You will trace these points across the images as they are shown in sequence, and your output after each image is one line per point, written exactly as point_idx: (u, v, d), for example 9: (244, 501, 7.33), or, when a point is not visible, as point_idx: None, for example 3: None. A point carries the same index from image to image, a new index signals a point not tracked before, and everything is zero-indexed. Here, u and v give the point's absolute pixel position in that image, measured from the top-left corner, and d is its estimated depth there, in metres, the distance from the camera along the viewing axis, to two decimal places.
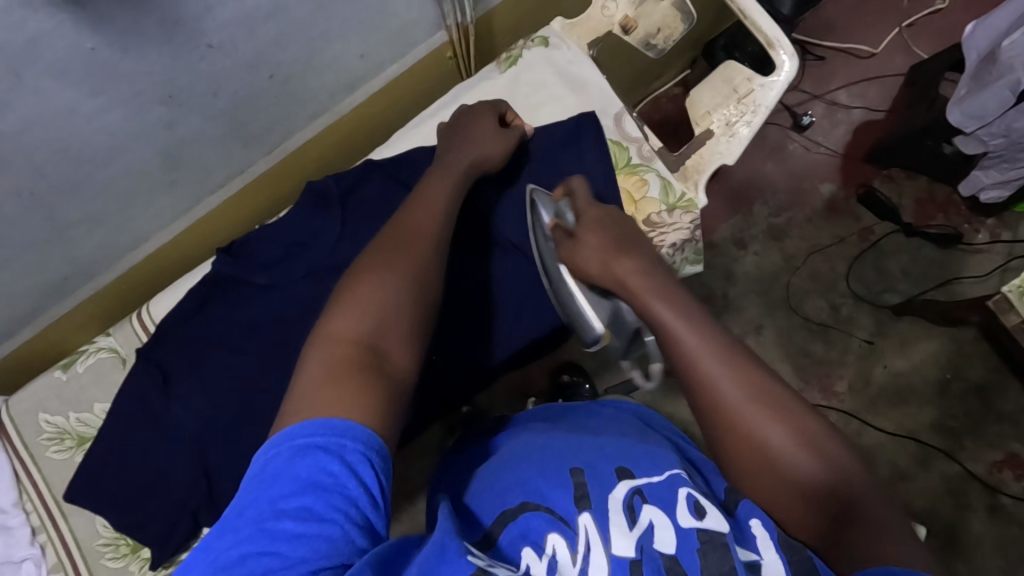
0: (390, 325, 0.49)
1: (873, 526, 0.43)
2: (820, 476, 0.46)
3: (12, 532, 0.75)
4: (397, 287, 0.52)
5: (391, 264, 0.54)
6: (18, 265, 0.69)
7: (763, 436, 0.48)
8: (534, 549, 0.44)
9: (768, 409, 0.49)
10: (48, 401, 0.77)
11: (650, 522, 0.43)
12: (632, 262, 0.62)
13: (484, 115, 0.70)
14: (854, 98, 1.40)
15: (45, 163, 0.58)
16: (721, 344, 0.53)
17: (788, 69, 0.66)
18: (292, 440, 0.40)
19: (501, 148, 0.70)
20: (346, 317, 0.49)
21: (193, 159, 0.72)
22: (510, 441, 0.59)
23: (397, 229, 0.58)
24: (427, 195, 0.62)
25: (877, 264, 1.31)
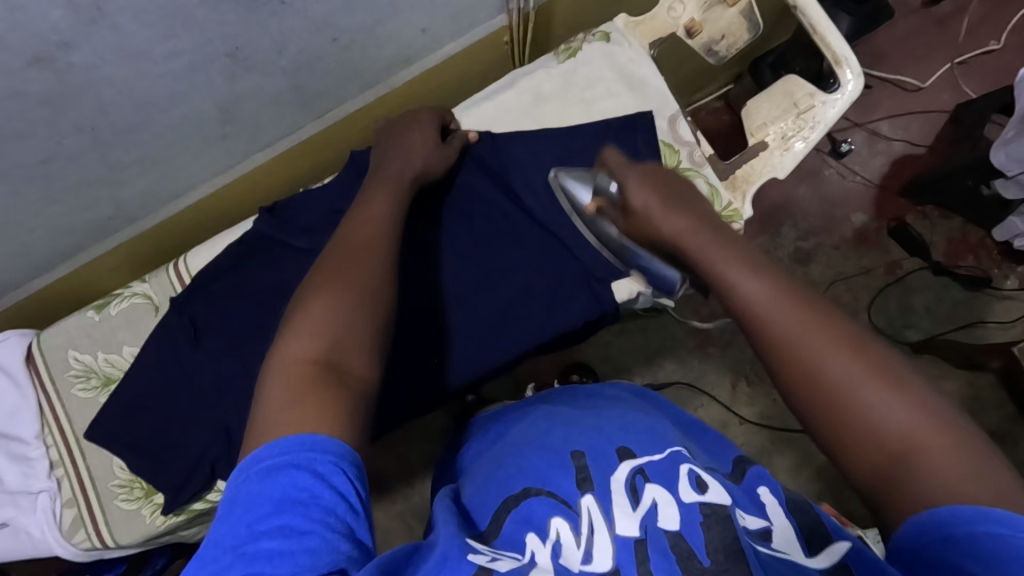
0: (345, 340, 0.46)
1: (945, 470, 0.39)
2: (897, 421, 0.41)
3: (31, 464, 0.77)
4: (349, 302, 0.48)
5: (343, 275, 0.51)
6: (65, 202, 0.70)
7: (829, 378, 0.44)
8: (537, 535, 0.44)
9: (839, 353, 0.45)
10: (78, 338, 0.78)
11: (653, 501, 0.43)
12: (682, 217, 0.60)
13: (421, 122, 0.70)
14: (896, 129, 1.39)
15: (108, 100, 0.59)
16: (790, 289, 0.49)
17: (852, 88, 0.65)
18: (259, 463, 0.39)
19: (441, 157, 0.70)
20: (300, 336, 0.46)
21: (247, 115, 0.72)
22: (518, 426, 0.58)
23: (342, 248, 0.54)
24: (367, 211, 0.58)
25: (901, 299, 1.30)
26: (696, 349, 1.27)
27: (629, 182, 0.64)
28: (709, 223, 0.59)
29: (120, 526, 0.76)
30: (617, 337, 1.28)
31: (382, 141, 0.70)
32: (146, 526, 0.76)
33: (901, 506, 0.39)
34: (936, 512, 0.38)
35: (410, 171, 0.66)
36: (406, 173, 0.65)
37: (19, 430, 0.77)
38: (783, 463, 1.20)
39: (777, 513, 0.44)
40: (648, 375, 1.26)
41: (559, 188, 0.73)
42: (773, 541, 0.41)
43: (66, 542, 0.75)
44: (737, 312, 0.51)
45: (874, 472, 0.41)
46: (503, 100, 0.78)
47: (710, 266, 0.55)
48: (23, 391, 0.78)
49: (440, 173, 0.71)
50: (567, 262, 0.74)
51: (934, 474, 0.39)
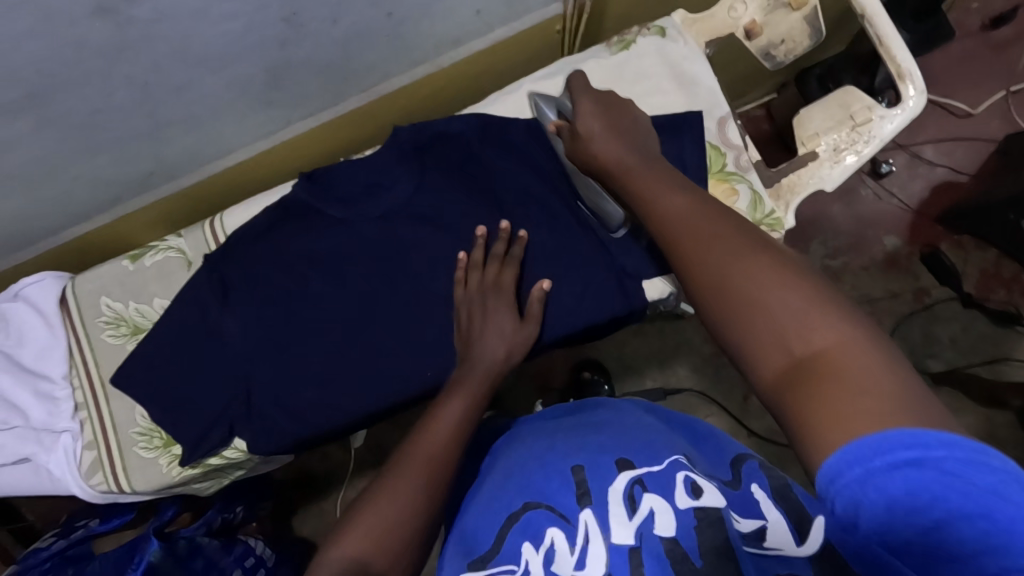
0: (388, 537, 0.50)
1: (854, 374, 0.36)
2: (803, 325, 0.39)
3: (57, 403, 0.78)
4: (410, 497, 0.53)
5: (411, 474, 0.54)
6: (110, 154, 0.70)
7: (737, 284, 0.43)
8: (532, 544, 0.47)
9: (750, 261, 0.43)
10: (110, 286, 0.80)
11: (649, 509, 0.44)
12: (622, 147, 0.61)
13: (501, 309, 0.69)
14: (941, 155, 1.35)
15: (164, 58, 0.59)
16: (714, 209, 0.49)
17: (913, 104, 0.63)
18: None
19: (520, 339, 0.69)
20: (359, 526, 0.51)
21: (295, 82, 0.72)
22: (520, 442, 0.60)
23: (412, 449, 0.57)
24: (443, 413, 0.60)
25: (926, 327, 1.28)
26: (712, 358, 1.26)
27: (580, 109, 0.67)
28: (652, 162, 0.60)
29: (137, 472, 0.77)
30: (634, 338, 1.27)
31: (465, 328, 0.70)
32: (162, 476, 0.77)
33: (801, 408, 0.36)
34: (842, 410, 0.34)
35: (489, 356, 0.67)
36: (488, 375, 0.65)
37: (47, 369, 0.79)
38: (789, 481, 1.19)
39: (769, 509, 0.44)
40: (661, 379, 1.25)
41: (535, 110, 0.75)
42: (767, 539, 0.41)
43: (83, 483, 0.77)
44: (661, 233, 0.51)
45: (780, 379, 0.38)
46: (550, 86, 0.77)
47: (642, 194, 0.55)
48: (54, 331, 0.79)
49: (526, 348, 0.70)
50: (599, 255, 0.73)
51: (844, 377, 0.36)
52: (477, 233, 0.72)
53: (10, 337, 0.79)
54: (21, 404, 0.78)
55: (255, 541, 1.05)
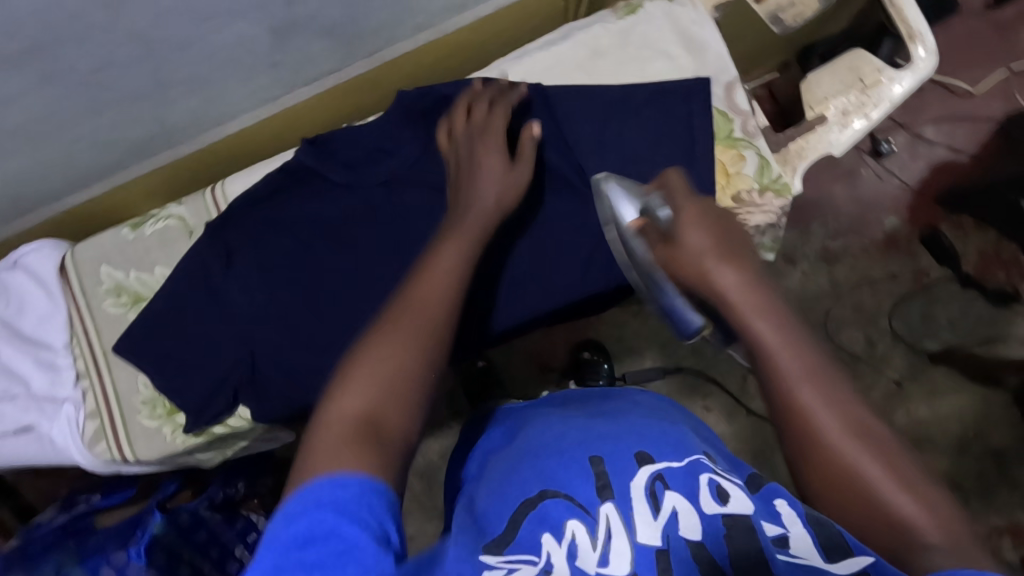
0: (390, 396, 0.47)
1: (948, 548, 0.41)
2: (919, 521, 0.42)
3: (58, 372, 0.78)
4: (404, 352, 0.48)
5: (400, 327, 0.49)
6: (111, 114, 0.69)
7: (863, 484, 0.43)
8: (554, 535, 0.45)
9: (862, 448, 0.44)
10: (111, 255, 0.79)
11: (673, 509, 0.44)
12: (736, 272, 0.51)
13: (490, 151, 0.63)
14: (941, 134, 1.35)
15: (165, 14, 0.58)
16: (824, 371, 0.47)
17: (924, 64, 0.64)
18: (291, 505, 0.41)
19: (513, 180, 0.62)
20: (351, 392, 0.46)
21: (297, 44, 0.71)
22: (527, 428, 0.60)
23: (401, 302, 0.51)
24: (437, 257, 0.54)
25: (925, 308, 1.28)
26: None
27: (683, 216, 0.55)
28: (755, 275, 0.52)
29: (141, 442, 0.77)
30: (634, 317, 1.27)
31: (461, 171, 0.63)
32: (166, 444, 0.77)
33: None
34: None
35: (482, 204, 0.59)
36: (482, 216, 0.59)
37: (49, 338, 0.79)
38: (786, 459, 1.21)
39: (793, 521, 0.44)
40: (660, 359, 1.25)
41: (603, 195, 0.66)
42: (790, 547, 0.42)
43: (87, 452, 0.77)
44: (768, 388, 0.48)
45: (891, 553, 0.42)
46: (558, 51, 0.76)
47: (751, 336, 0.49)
48: (55, 301, 0.79)
49: (518, 203, 0.63)
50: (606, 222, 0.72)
51: None
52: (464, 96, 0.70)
53: (9, 306, 0.79)
54: (23, 374, 0.78)
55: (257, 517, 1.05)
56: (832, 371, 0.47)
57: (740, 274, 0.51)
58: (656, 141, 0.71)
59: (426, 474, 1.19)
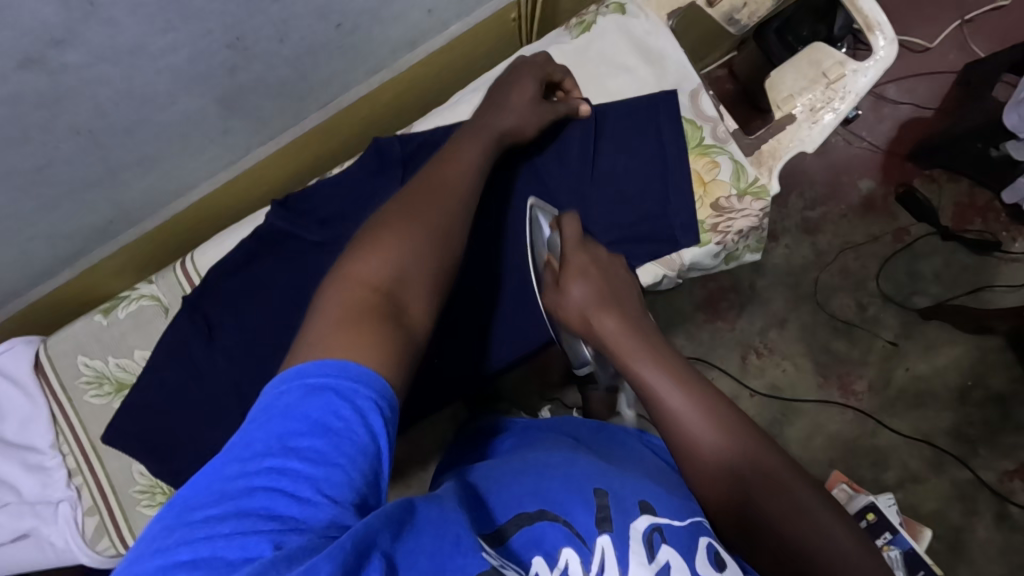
0: (412, 275, 0.45)
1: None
2: (809, 540, 0.45)
3: (48, 474, 0.75)
4: (420, 238, 0.47)
5: (411, 213, 0.49)
6: (65, 206, 0.66)
7: (754, 512, 0.47)
8: (546, 560, 0.41)
9: (749, 474, 0.47)
10: (85, 344, 0.76)
11: (668, 562, 0.42)
12: (615, 321, 0.57)
13: (528, 88, 0.65)
14: (903, 93, 1.35)
15: (105, 103, 0.56)
16: (707, 400, 0.51)
17: (885, 54, 0.63)
18: (304, 377, 0.36)
19: (537, 117, 0.65)
20: (367, 258, 0.45)
21: (249, 108, 0.69)
22: (532, 449, 0.57)
23: (409, 192, 0.52)
24: (462, 150, 0.58)
25: (909, 265, 1.28)
26: (705, 324, 1.26)
27: (569, 268, 0.60)
28: (637, 322, 0.58)
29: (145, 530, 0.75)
30: None
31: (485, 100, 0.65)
32: None
33: None
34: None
35: (498, 126, 0.62)
36: (489, 129, 0.61)
37: (33, 439, 0.76)
38: (794, 434, 1.21)
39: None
40: None
41: (529, 221, 0.67)
42: None
43: (89, 550, 0.74)
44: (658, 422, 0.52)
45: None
46: None
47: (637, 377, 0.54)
48: (34, 400, 0.76)
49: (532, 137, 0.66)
50: None
51: None
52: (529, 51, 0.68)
53: None
54: (11, 480, 0.75)
55: None
56: (716, 397, 0.51)
57: (622, 322, 0.57)
58: (627, 157, 0.70)
59: None
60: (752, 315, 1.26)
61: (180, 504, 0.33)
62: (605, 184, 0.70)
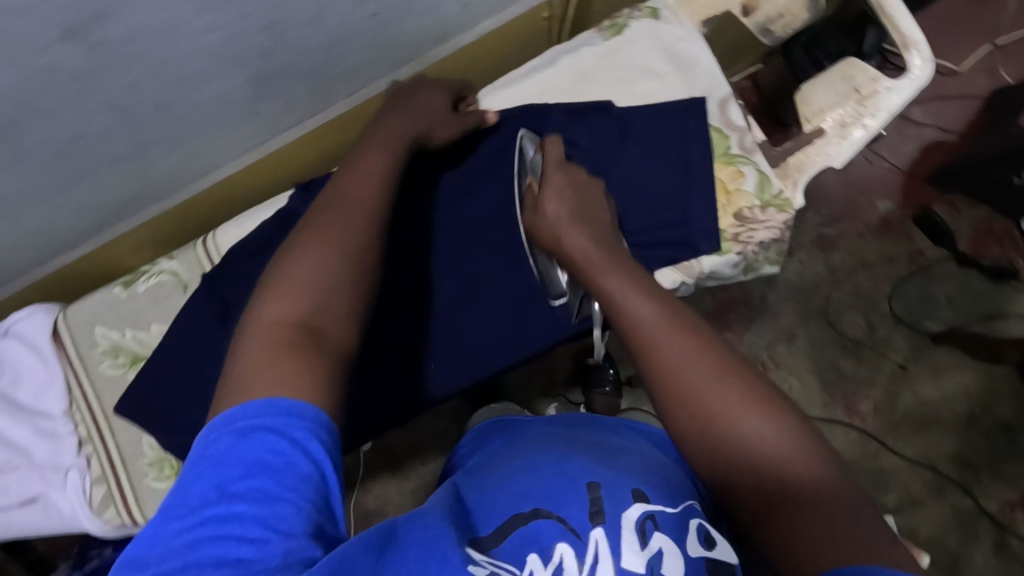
0: (330, 296, 0.46)
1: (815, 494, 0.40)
2: (764, 446, 0.42)
3: (59, 441, 0.76)
4: (339, 258, 0.48)
5: (333, 228, 0.49)
6: (92, 179, 0.67)
7: (725, 422, 0.43)
8: (540, 556, 0.42)
9: (719, 381, 0.45)
10: (104, 315, 0.77)
11: (660, 548, 0.42)
12: (588, 241, 0.58)
13: (433, 93, 0.68)
14: (927, 115, 1.34)
15: (140, 80, 0.56)
16: (676, 311, 0.50)
17: (919, 74, 0.63)
18: (233, 423, 0.38)
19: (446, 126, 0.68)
20: (283, 291, 0.45)
21: (279, 91, 0.69)
22: (530, 444, 0.56)
23: (332, 202, 0.52)
24: (368, 159, 0.57)
25: (923, 288, 1.27)
26: None
27: (547, 185, 0.62)
28: (612, 250, 0.58)
29: (151, 504, 0.75)
30: None
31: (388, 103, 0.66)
32: None
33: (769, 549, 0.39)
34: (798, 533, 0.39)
35: (410, 133, 0.63)
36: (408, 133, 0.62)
37: (47, 406, 0.77)
38: None
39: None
40: None
41: (517, 148, 0.71)
42: None
43: (95, 518, 0.75)
44: (624, 334, 0.50)
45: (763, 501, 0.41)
46: (544, 78, 0.75)
47: (596, 285, 0.54)
48: (50, 367, 0.77)
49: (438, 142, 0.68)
50: None
51: (808, 509, 0.39)
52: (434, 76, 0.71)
53: (5, 375, 0.77)
54: (23, 444, 0.76)
55: None
56: (685, 311, 0.50)
57: (588, 236, 0.58)
58: (651, 162, 0.70)
59: None
60: (761, 328, 1.26)
61: (133, 564, 0.35)
62: (627, 188, 0.70)
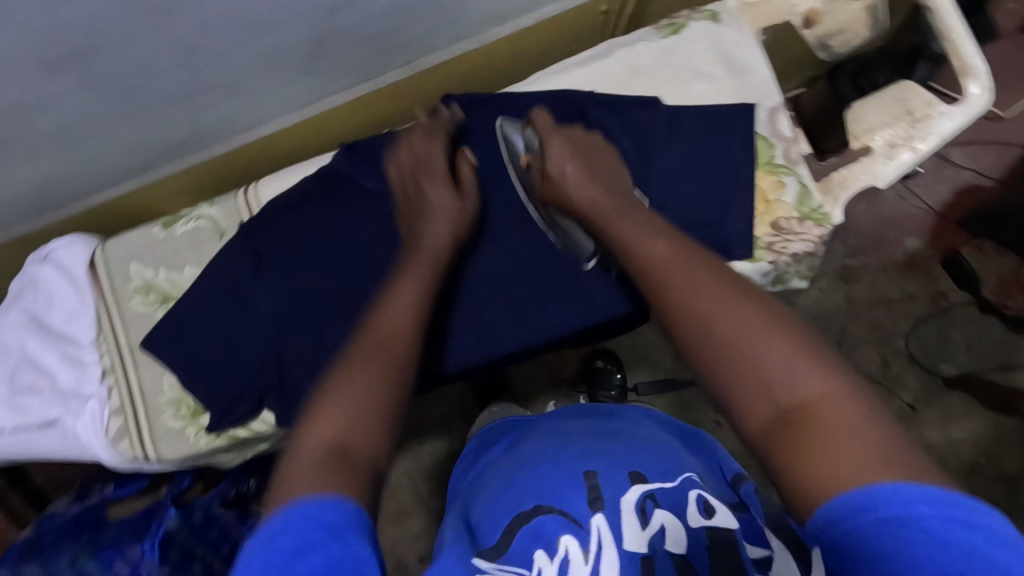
0: (364, 422, 0.46)
1: (832, 410, 0.40)
2: (784, 372, 0.42)
3: (85, 368, 0.78)
4: (372, 384, 0.48)
5: (367, 363, 0.50)
6: (147, 117, 0.68)
7: (737, 344, 0.45)
8: (546, 551, 0.45)
9: (731, 308, 0.46)
10: (141, 252, 0.79)
11: (662, 524, 0.45)
12: (600, 187, 0.61)
13: (439, 182, 0.67)
14: (966, 158, 1.32)
15: (211, 22, 0.58)
16: (686, 251, 0.52)
17: (975, 102, 0.63)
18: (272, 543, 0.39)
19: (463, 216, 0.67)
20: (321, 421, 0.46)
21: (337, 51, 0.71)
22: (526, 442, 0.59)
23: (371, 331, 0.52)
24: (401, 291, 0.56)
25: (941, 330, 1.26)
26: None
27: (548, 153, 0.65)
28: (626, 200, 0.61)
29: (166, 442, 0.77)
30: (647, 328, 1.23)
31: (405, 204, 0.68)
32: (189, 445, 0.77)
33: (787, 461, 0.40)
34: (833, 454, 0.38)
35: (437, 245, 0.63)
36: (435, 251, 0.62)
37: (76, 334, 0.78)
38: None
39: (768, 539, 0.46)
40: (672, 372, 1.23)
41: (503, 138, 0.74)
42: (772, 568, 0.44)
43: (110, 449, 0.76)
44: (637, 274, 0.53)
45: (776, 417, 0.42)
46: (597, 68, 0.75)
47: (613, 234, 0.57)
48: (83, 297, 0.79)
49: (467, 231, 0.68)
50: None
51: (822, 424, 0.40)
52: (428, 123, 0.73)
53: (39, 299, 0.79)
54: (48, 368, 0.77)
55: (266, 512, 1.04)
56: (696, 251, 0.52)
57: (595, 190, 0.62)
58: (694, 163, 0.71)
59: (435, 477, 1.17)
60: None
61: None
62: (667, 186, 0.71)
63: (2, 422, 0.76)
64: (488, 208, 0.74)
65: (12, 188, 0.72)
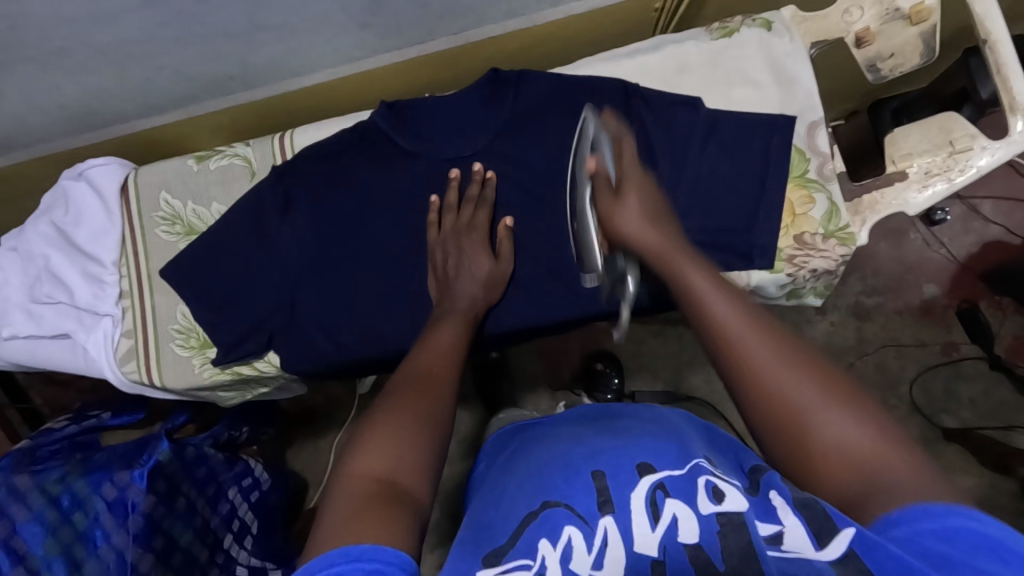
0: (407, 456, 0.49)
1: (907, 482, 0.42)
2: (858, 442, 0.44)
3: (103, 287, 0.79)
4: (414, 422, 0.51)
5: (414, 403, 0.53)
6: (199, 48, 0.70)
7: (806, 412, 0.47)
8: (549, 539, 0.42)
9: (802, 377, 0.48)
10: (173, 182, 0.80)
11: (673, 517, 0.41)
12: (660, 233, 0.62)
13: (477, 254, 0.72)
14: (998, 213, 1.28)
15: None
16: (750, 309, 0.53)
17: (1018, 138, 0.64)
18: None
19: (492, 286, 0.72)
20: (368, 455, 0.48)
21: (392, 10, 0.71)
22: (529, 452, 0.54)
23: (411, 377, 0.57)
24: (435, 341, 0.63)
25: (949, 381, 1.25)
26: None
27: (629, 180, 0.65)
28: (680, 244, 0.62)
29: (172, 370, 0.78)
30: (652, 338, 1.22)
31: (441, 270, 0.73)
32: (194, 375, 0.78)
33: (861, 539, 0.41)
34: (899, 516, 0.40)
35: (467, 306, 0.69)
36: (468, 306, 0.69)
37: (98, 252, 0.80)
38: None
39: (785, 511, 0.41)
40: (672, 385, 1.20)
41: (581, 132, 0.69)
42: (783, 543, 0.39)
43: (117, 368, 0.78)
44: (700, 328, 0.55)
45: (844, 492, 0.44)
46: (645, 61, 0.76)
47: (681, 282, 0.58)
48: (111, 218, 0.80)
49: (493, 298, 0.73)
50: None
51: (890, 488, 0.42)
52: (477, 165, 0.74)
53: (68, 215, 0.80)
54: (67, 282, 0.79)
55: (254, 462, 1.05)
56: (757, 310, 0.54)
57: (663, 237, 0.62)
58: (727, 165, 0.71)
59: None
60: None
61: None
62: (698, 185, 0.71)
63: (17, 327, 0.79)
64: (518, 184, 0.75)
65: (59, 100, 0.74)
